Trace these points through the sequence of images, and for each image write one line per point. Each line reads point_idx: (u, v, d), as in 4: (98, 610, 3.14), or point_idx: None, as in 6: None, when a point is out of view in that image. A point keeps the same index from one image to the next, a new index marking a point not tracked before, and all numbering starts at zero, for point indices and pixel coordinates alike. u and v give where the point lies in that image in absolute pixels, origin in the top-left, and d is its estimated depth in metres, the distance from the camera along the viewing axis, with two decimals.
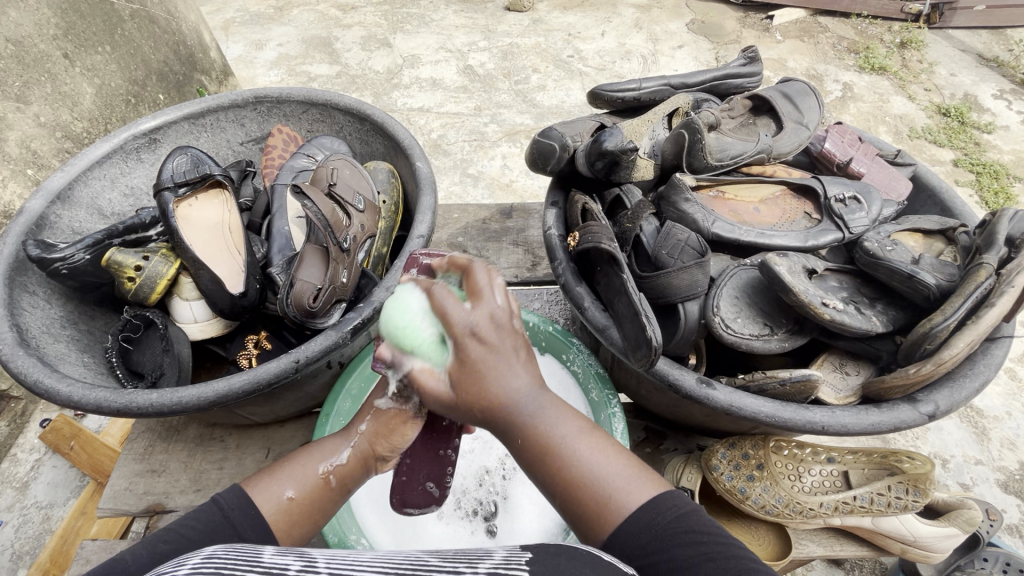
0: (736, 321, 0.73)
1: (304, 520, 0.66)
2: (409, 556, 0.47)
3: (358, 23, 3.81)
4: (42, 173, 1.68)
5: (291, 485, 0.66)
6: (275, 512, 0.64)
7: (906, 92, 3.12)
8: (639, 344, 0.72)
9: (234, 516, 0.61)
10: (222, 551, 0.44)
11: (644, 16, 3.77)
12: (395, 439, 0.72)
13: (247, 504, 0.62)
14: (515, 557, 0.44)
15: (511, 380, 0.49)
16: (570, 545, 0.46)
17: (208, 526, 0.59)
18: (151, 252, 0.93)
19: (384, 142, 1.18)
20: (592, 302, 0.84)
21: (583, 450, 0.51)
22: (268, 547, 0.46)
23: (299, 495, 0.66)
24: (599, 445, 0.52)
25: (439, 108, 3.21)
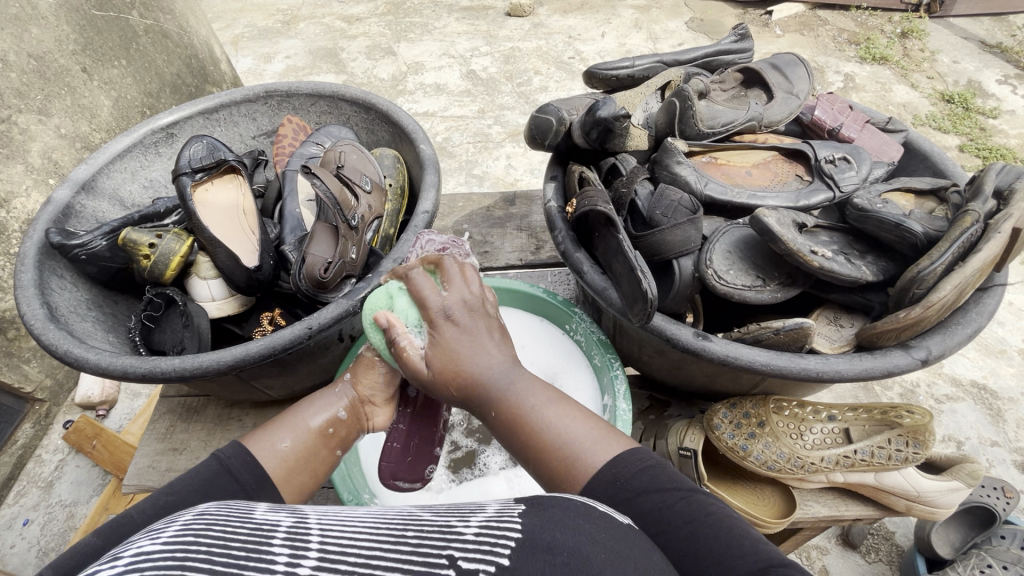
0: (732, 272, 0.76)
1: (300, 469, 0.66)
2: (404, 509, 0.47)
3: (363, 34, 3.92)
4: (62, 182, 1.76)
5: (286, 436, 0.67)
6: (274, 463, 0.64)
7: (909, 81, 3.13)
8: (636, 299, 0.75)
9: (233, 465, 0.61)
10: (215, 508, 0.43)
11: (643, 16, 3.85)
12: (368, 376, 0.75)
13: (246, 455, 0.63)
14: (507, 511, 0.45)
15: (484, 361, 0.58)
16: (557, 498, 0.47)
17: (206, 477, 0.58)
18: (164, 231, 0.98)
19: (390, 130, 1.23)
20: (591, 266, 0.87)
21: (556, 417, 0.57)
22: (261, 504, 0.45)
23: (298, 449, 0.67)
24: (572, 412, 0.57)
25: (444, 113, 3.29)
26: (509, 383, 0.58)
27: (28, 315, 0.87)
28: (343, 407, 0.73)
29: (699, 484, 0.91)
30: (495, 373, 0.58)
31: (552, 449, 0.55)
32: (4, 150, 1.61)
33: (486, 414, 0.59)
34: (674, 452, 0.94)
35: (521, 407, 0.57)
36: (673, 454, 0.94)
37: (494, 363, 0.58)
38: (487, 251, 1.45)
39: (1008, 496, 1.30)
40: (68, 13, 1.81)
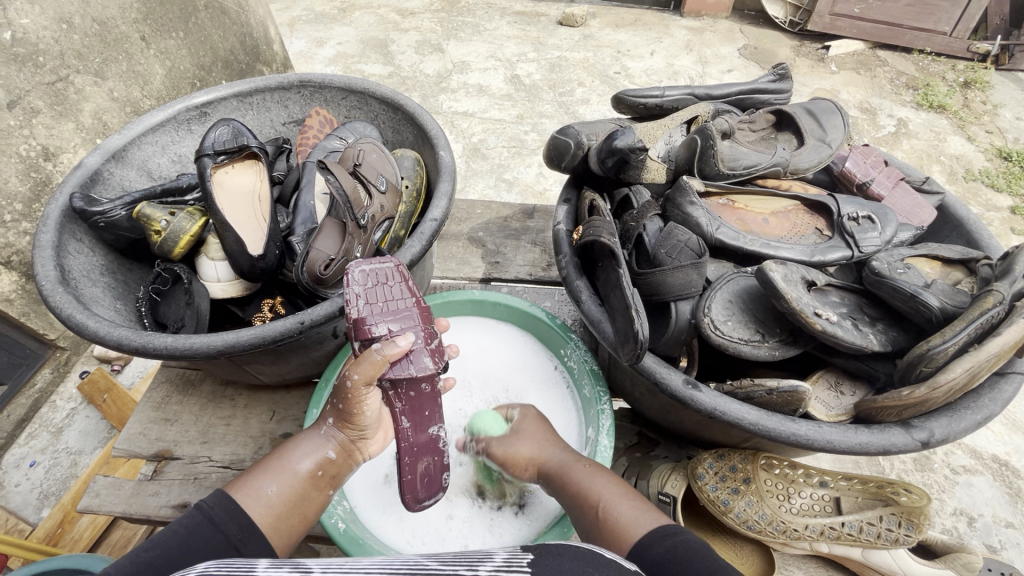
0: (731, 323, 0.72)
1: (292, 510, 0.74)
2: (409, 558, 0.48)
3: (415, 28, 4.06)
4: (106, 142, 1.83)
5: (272, 483, 0.74)
6: (260, 509, 0.71)
7: (966, 133, 3.02)
8: (627, 337, 0.73)
9: (215, 514, 0.68)
10: (213, 567, 0.47)
11: (696, 39, 3.95)
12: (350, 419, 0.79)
13: (229, 504, 0.70)
14: (516, 559, 0.46)
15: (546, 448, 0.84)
16: (567, 544, 0.49)
17: (191, 526, 0.66)
18: (177, 210, 1.00)
19: (414, 132, 1.23)
20: (589, 296, 0.85)
21: (607, 490, 0.73)
22: (261, 559, 0.48)
23: (289, 493, 0.74)
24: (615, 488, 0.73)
25: (482, 114, 3.37)
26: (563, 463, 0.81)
27: (41, 275, 0.90)
28: (330, 449, 0.79)
29: None
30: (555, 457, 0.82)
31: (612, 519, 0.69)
32: (58, 107, 1.68)
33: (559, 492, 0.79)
34: (653, 496, 0.92)
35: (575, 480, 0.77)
36: (651, 498, 0.92)
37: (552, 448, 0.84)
38: (497, 261, 1.44)
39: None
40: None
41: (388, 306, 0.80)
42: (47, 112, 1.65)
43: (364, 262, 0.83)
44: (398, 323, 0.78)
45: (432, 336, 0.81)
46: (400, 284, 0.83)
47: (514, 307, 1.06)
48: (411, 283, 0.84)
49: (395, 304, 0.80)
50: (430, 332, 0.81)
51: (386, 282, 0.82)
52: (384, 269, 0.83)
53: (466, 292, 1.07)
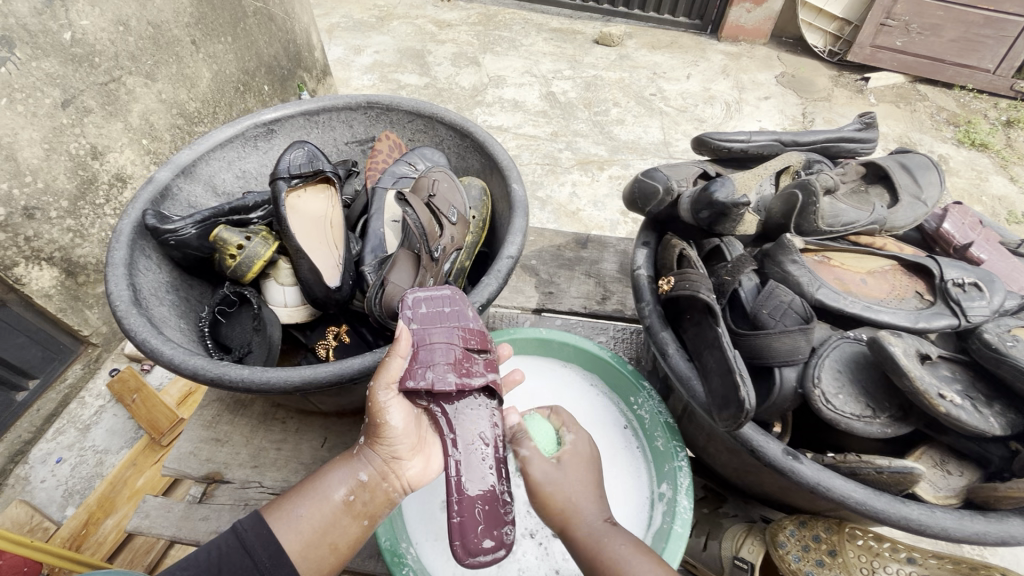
0: (846, 399, 0.69)
1: (324, 538, 0.74)
2: None
3: (451, 41, 4.47)
4: (153, 143, 1.86)
5: (302, 509, 0.73)
6: (289, 536, 0.72)
7: (1008, 173, 3.13)
8: (728, 403, 0.70)
9: (246, 538, 0.73)
10: None
11: (732, 64, 4.19)
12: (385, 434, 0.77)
13: (259, 529, 0.73)
14: None
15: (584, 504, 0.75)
16: None
17: (225, 550, 0.72)
18: (252, 233, 0.99)
19: (481, 161, 1.22)
20: (676, 350, 0.82)
21: (630, 558, 0.68)
22: None
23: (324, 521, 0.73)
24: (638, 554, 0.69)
25: (517, 129, 3.61)
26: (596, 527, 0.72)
27: (114, 294, 0.88)
28: (363, 471, 0.76)
29: None
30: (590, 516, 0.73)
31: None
32: (109, 107, 1.69)
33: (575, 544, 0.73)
34: (727, 559, 0.89)
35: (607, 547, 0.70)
36: (726, 561, 0.89)
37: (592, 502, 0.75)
38: (551, 291, 1.42)
39: None
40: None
41: (436, 324, 0.82)
42: (98, 112, 1.66)
43: (421, 290, 0.85)
44: (440, 341, 0.79)
45: (471, 358, 0.81)
46: (451, 308, 0.84)
47: (583, 350, 1.04)
48: (467, 307, 0.85)
49: (443, 323, 0.82)
50: (469, 353, 0.81)
51: (439, 306, 0.84)
52: (440, 296, 0.85)
53: (534, 330, 1.07)
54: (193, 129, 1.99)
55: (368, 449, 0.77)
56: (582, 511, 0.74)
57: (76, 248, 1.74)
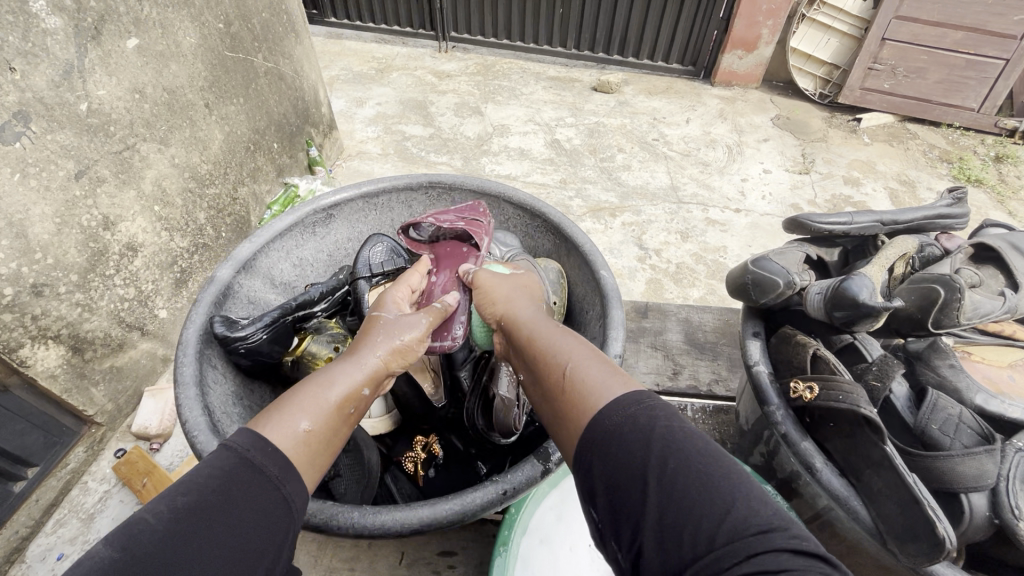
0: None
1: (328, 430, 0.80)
2: None
3: (451, 91, 4.75)
4: (165, 209, 1.85)
5: (305, 418, 0.78)
6: (294, 444, 0.75)
7: (1007, 207, 3.68)
8: (917, 534, 0.81)
9: (251, 457, 0.70)
10: None
11: (728, 107, 4.56)
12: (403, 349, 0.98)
13: (267, 446, 0.72)
14: None
15: (530, 317, 0.95)
16: None
17: (225, 475, 0.68)
18: (338, 343, 1.15)
19: (552, 241, 1.27)
20: (822, 462, 0.94)
21: (569, 347, 0.85)
22: None
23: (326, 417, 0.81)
24: (600, 360, 0.82)
25: (525, 177, 3.81)
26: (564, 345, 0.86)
27: (190, 422, 0.84)
28: (366, 384, 0.89)
29: None
30: (553, 333, 0.89)
31: (569, 372, 0.81)
32: (123, 176, 1.67)
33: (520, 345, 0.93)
34: None
35: (543, 338, 0.89)
36: None
37: (528, 308, 0.99)
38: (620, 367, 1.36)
39: None
40: (205, 52, 1.96)
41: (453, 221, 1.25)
42: (111, 181, 1.62)
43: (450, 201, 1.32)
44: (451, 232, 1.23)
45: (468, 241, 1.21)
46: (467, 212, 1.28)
47: None
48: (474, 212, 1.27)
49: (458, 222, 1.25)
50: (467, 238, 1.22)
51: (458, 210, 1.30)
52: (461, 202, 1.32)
53: None
54: (203, 190, 2.02)
55: (373, 359, 0.92)
56: (527, 318, 0.96)
57: (85, 323, 1.62)
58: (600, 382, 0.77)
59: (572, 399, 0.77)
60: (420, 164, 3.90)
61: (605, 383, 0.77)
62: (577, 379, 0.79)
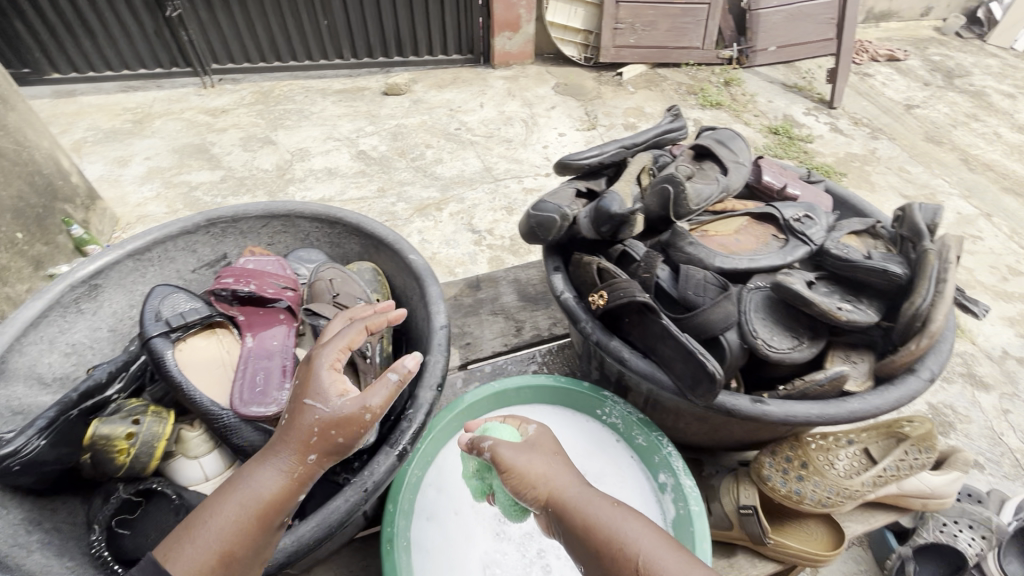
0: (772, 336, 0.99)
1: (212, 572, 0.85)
2: None
3: (232, 126, 4.35)
4: None
5: (217, 540, 0.88)
6: (194, 569, 0.86)
7: (742, 120, 4.55)
8: (700, 380, 0.85)
9: None
10: None
11: (513, 85, 4.88)
12: (348, 427, 0.93)
13: None
14: None
15: (604, 516, 0.94)
16: None
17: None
18: (139, 417, 1.11)
19: (355, 243, 1.44)
20: (630, 353, 0.98)
21: (628, 524, 0.92)
22: None
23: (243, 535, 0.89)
24: (637, 521, 0.92)
25: (341, 196, 3.69)
26: (618, 519, 0.93)
27: None
28: (289, 491, 0.93)
29: (764, 534, 1.08)
30: (603, 512, 0.94)
31: (624, 545, 0.89)
32: None
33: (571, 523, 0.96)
34: (733, 512, 1.11)
35: (599, 517, 0.94)
36: (733, 515, 1.11)
37: (573, 483, 1.01)
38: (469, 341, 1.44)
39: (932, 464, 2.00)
40: None
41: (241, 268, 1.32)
42: None
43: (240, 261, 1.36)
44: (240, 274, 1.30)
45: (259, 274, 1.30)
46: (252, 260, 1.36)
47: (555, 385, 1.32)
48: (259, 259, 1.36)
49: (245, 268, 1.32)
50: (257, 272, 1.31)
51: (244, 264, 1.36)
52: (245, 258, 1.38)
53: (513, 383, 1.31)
54: None
55: (287, 460, 0.92)
56: (585, 504, 0.97)
57: None
58: (675, 569, 0.85)
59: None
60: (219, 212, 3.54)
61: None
62: (638, 557, 0.88)
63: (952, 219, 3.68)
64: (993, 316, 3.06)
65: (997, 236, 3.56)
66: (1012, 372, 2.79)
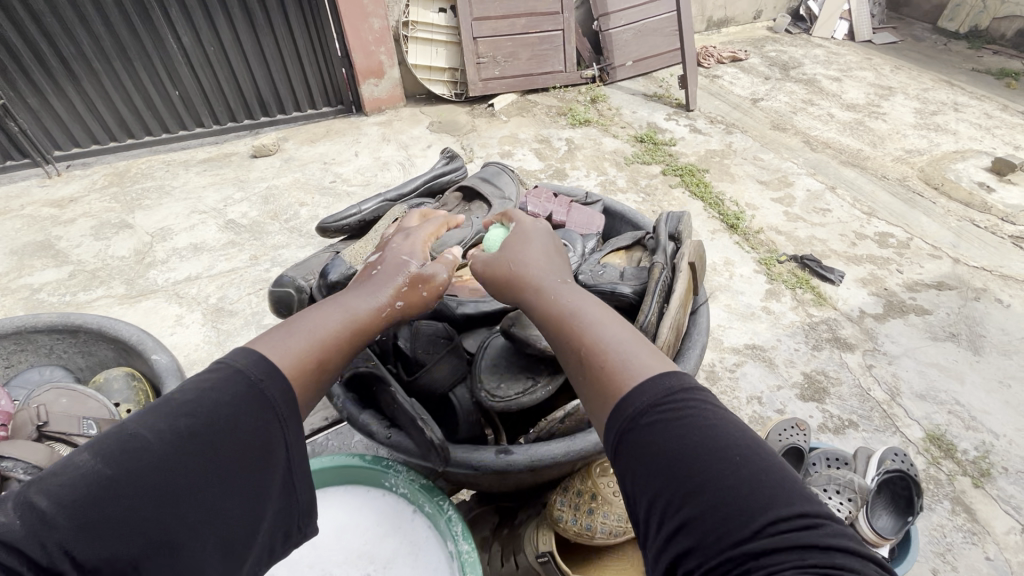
0: (499, 387, 1.21)
1: (302, 374, 0.97)
2: None
3: (82, 214, 4.01)
4: None
5: (304, 337, 1.01)
6: (283, 355, 0.96)
7: (610, 133, 4.77)
8: (429, 443, 1.07)
9: (259, 381, 0.90)
10: None
11: (388, 130, 4.87)
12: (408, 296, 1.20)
13: (259, 357, 0.93)
14: None
15: (579, 305, 1.05)
16: None
17: (231, 393, 0.86)
18: None
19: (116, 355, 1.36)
20: (376, 422, 1.18)
21: (613, 329, 0.98)
22: None
23: (338, 342, 1.05)
24: (624, 328, 0.99)
25: (209, 271, 3.47)
26: (593, 319, 1.02)
27: None
28: (395, 298, 1.18)
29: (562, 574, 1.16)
30: (586, 309, 1.03)
31: (605, 346, 0.94)
32: None
33: (554, 319, 1.05)
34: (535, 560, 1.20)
35: (584, 321, 1.01)
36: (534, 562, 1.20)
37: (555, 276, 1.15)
38: None
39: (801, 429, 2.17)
40: None
41: None
42: None
43: None
44: None
45: None
46: None
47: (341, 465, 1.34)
48: None
49: None
50: None
51: None
52: None
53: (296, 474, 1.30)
54: None
55: (385, 295, 1.17)
56: (562, 297, 1.08)
57: None
58: (636, 366, 0.90)
59: (609, 363, 0.92)
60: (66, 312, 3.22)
61: (627, 357, 0.92)
62: (612, 353, 0.93)
63: (803, 196, 3.99)
64: (847, 280, 3.32)
65: (842, 206, 3.90)
66: (870, 329, 3.01)
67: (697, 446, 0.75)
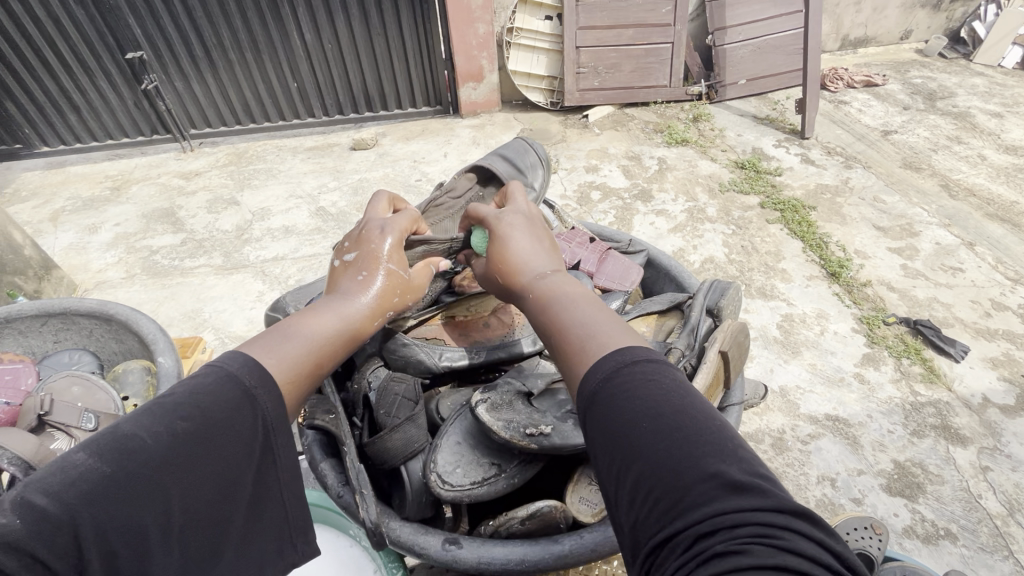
0: (454, 474, 1.23)
1: (301, 378, 0.97)
2: None
3: (203, 188, 4.48)
4: None
5: (291, 344, 0.99)
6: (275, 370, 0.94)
7: (708, 156, 4.43)
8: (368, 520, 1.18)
9: (252, 387, 0.88)
10: None
11: (479, 134, 4.93)
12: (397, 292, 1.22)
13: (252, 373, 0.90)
14: None
15: (562, 292, 1.06)
16: None
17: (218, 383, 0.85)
18: None
19: None
20: (332, 474, 1.31)
21: (585, 309, 0.99)
22: None
23: (326, 336, 1.05)
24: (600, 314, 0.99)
25: (293, 254, 3.71)
26: (568, 297, 1.04)
27: None
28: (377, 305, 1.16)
29: None
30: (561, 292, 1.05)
31: (575, 331, 0.96)
32: None
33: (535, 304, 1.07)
34: None
35: (556, 301, 1.03)
36: None
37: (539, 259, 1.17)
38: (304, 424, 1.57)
39: (877, 534, 1.84)
40: None
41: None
42: None
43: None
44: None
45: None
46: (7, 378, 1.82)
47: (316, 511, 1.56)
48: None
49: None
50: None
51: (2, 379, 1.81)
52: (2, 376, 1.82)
53: None
54: None
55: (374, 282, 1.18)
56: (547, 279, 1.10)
57: None
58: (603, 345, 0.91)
59: (576, 343, 0.94)
60: (173, 275, 3.61)
61: (592, 331, 0.93)
62: (581, 337, 0.94)
63: (930, 250, 3.44)
64: (972, 357, 2.79)
65: (980, 267, 3.31)
66: (993, 423, 2.51)
67: (661, 410, 0.76)
